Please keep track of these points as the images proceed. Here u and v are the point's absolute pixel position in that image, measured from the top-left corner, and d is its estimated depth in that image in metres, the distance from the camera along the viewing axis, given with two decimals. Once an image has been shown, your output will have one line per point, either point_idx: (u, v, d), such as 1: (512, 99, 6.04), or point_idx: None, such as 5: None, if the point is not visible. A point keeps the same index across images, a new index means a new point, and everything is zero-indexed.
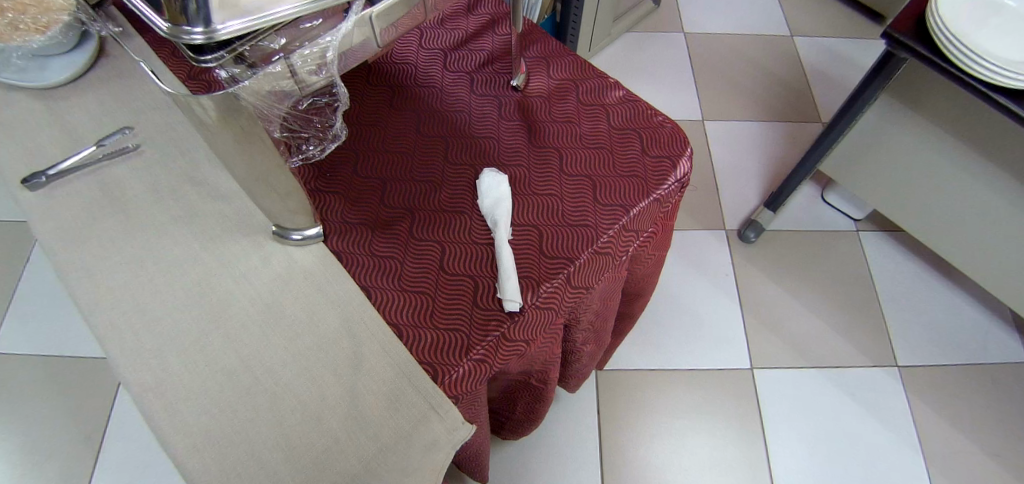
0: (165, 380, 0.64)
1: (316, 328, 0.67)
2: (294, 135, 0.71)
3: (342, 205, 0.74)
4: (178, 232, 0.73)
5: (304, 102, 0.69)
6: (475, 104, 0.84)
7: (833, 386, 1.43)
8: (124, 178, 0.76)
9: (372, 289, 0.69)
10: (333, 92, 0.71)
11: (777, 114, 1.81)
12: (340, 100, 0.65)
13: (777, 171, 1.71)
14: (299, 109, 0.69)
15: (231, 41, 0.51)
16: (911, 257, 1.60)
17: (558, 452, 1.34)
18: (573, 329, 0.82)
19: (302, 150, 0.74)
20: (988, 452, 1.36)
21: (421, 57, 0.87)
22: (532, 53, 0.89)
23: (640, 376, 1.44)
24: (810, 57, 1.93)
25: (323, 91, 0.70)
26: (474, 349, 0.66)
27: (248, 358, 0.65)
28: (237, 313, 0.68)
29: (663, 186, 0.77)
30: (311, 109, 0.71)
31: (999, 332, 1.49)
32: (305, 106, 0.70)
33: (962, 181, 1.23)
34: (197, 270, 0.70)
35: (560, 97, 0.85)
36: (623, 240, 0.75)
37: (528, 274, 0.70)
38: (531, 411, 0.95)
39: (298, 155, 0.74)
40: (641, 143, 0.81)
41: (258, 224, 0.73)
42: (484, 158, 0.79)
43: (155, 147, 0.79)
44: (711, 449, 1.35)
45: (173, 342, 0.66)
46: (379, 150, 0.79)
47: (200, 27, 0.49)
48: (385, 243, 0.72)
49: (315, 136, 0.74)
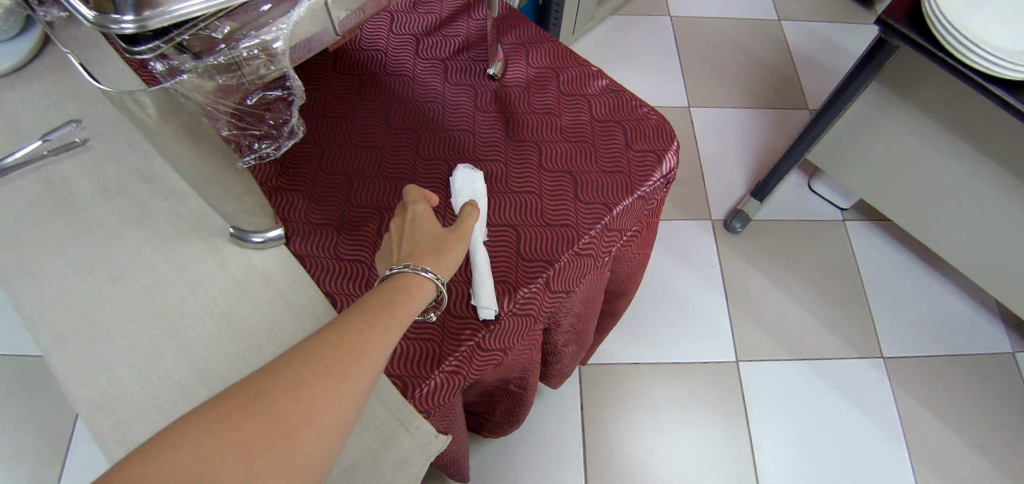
0: (115, 397, 0.60)
1: (276, 340, 0.62)
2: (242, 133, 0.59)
3: (306, 205, 0.69)
4: (129, 234, 0.68)
5: (252, 97, 0.55)
6: (448, 94, 0.79)
7: (818, 378, 1.42)
8: (71, 177, 0.71)
9: (338, 295, 0.64)
10: (286, 85, 0.57)
11: (763, 100, 1.77)
12: (297, 106, 0.59)
13: (763, 159, 1.67)
14: (247, 105, 0.56)
15: (167, 29, 0.44)
16: (895, 246, 1.58)
17: (542, 447, 1.32)
18: (552, 333, 0.78)
19: (254, 149, 0.63)
20: (971, 444, 1.35)
21: (392, 43, 0.82)
22: (511, 40, 0.84)
23: (624, 370, 1.41)
24: (799, 44, 1.89)
25: (275, 83, 0.57)
26: (446, 361, 0.61)
27: (204, 371, 0.61)
28: (194, 323, 0.63)
29: (648, 183, 0.73)
30: (262, 104, 0.58)
31: (982, 322, 1.48)
32: (254, 102, 0.56)
33: (952, 172, 1.20)
34: (150, 275, 0.66)
35: (539, 87, 0.80)
36: (606, 240, 0.71)
37: (504, 279, 0.65)
38: (510, 414, 0.91)
39: (250, 154, 0.63)
40: (625, 136, 0.76)
41: (216, 225, 0.69)
42: (459, 152, 0.74)
43: (104, 141, 0.73)
44: (694, 443, 1.33)
45: (124, 353, 0.62)
46: (345, 144, 0.74)
47: (130, 15, 0.42)
48: (351, 245, 0.67)
49: (269, 133, 0.63)
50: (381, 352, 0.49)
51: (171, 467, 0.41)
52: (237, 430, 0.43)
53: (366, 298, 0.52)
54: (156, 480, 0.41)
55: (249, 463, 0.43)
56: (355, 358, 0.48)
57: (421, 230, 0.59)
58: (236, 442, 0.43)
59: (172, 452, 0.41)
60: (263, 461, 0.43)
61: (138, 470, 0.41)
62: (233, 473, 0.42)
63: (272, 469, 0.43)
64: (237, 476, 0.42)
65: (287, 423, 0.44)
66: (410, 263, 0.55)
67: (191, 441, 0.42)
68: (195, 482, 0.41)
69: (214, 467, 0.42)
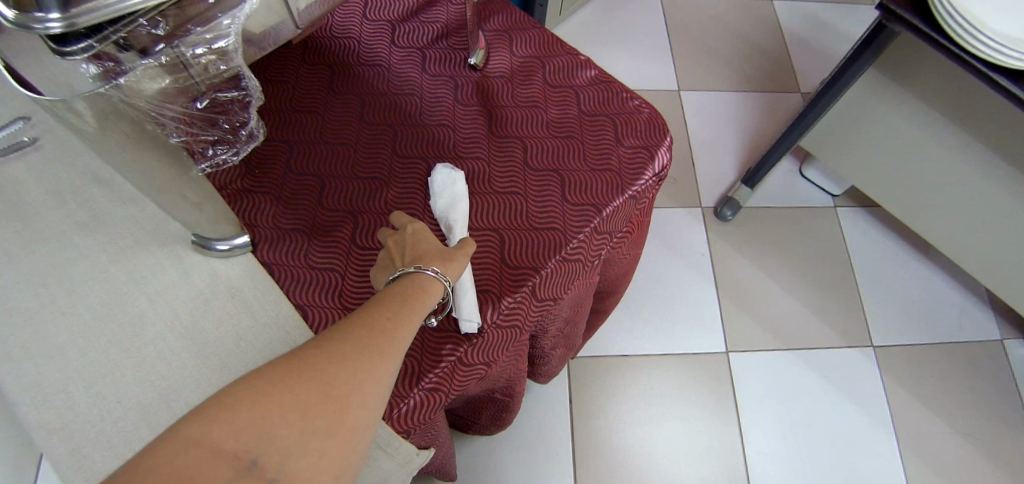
0: (71, 421, 0.55)
1: (243, 357, 0.58)
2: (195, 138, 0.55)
3: (273, 208, 0.65)
4: (84, 242, 0.63)
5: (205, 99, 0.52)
6: (426, 86, 0.74)
7: (808, 368, 1.40)
8: (22, 181, 0.66)
9: (309, 307, 0.60)
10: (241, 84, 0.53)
11: (754, 83, 1.73)
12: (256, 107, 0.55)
13: (754, 144, 1.64)
14: (197, 108, 0.52)
15: (101, 26, 0.39)
16: (887, 233, 1.55)
17: (531, 443, 1.29)
18: (539, 338, 0.75)
19: (209, 155, 0.61)
20: (961, 433, 1.34)
21: (365, 30, 0.77)
22: (493, 26, 0.79)
23: (613, 362, 1.38)
24: (790, 24, 1.84)
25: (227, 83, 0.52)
26: (426, 378, 0.57)
27: (166, 392, 0.56)
28: (154, 339, 0.59)
29: (640, 182, 0.69)
30: (215, 106, 0.54)
31: (972, 310, 1.47)
32: (206, 104, 0.52)
33: (948, 160, 1.17)
34: (107, 287, 0.61)
35: (523, 78, 0.75)
36: (595, 243, 0.67)
37: (487, 287, 0.61)
38: (496, 418, 0.88)
39: (205, 161, 0.61)
40: (615, 131, 0.72)
41: (178, 231, 0.64)
42: (438, 149, 0.69)
43: (56, 140, 0.68)
44: (684, 435, 1.31)
45: (79, 373, 0.57)
46: (316, 141, 0.69)
47: (55, 12, 0.37)
48: (322, 251, 0.63)
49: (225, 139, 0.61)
50: (411, 332, 0.50)
51: (232, 426, 0.41)
52: (290, 393, 0.43)
53: (390, 288, 0.53)
54: (213, 440, 0.40)
55: (304, 426, 0.43)
56: (391, 336, 0.49)
57: (426, 235, 0.58)
58: (290, 404, 0.43)
59: (231, 412, 0.41)
60: (316, 424, 0.43)
61: (199, 428, 0.40)
62: (289, 433, 0.42)
63: (325, 433, 0.43)
64: (293, 438, 0.42)
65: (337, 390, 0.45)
66: (418, 263, 0.55)
67: (249, 403, 0.42)
68: (253, 441, 0.41)
69: (272, 427, 0.42)
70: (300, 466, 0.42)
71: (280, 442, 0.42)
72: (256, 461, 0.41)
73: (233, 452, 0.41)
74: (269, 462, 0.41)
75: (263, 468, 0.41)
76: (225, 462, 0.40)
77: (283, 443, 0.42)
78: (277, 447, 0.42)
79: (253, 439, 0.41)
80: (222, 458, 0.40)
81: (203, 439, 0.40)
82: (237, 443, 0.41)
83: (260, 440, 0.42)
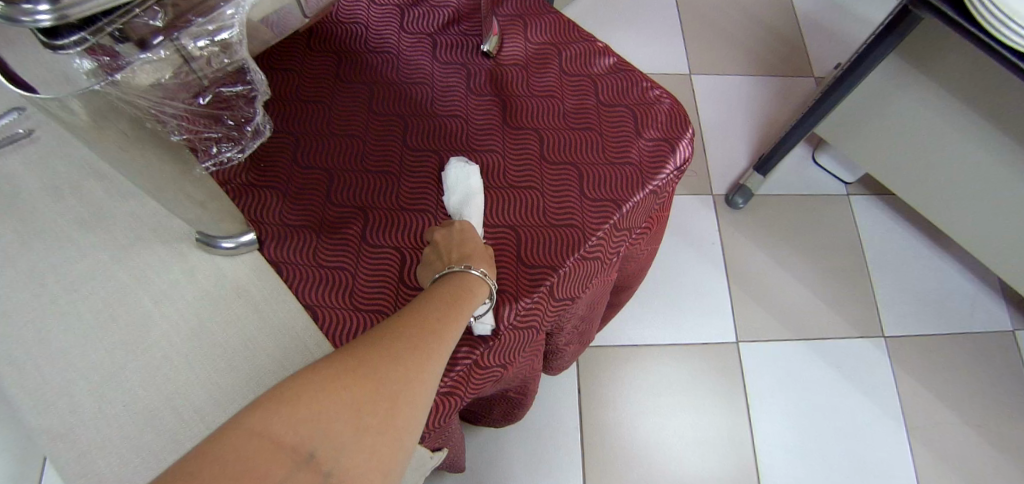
0: (73, 427, 0.53)
1: (250, 361, 0.56)
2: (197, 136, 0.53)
3: (280, 204, 0.62)
4: (84, 240, 0.61)
5: (207, 95, 0.50)
6: (438, 74, 0.71)
7: (820, 359, 1.38)
8: (18, 174, 0.64)
9: (319, 307, 0.58)
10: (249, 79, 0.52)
11: (767, 66, 1.69)
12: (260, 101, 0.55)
13: (766, 130, 1.61)
14: (200, 104, 0.50)
15: (94, 18, 0.36)
16: (900, 221, 1.53)
17: (539, 434, 1.28)
18: (554, 336, 0.73)
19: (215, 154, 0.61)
20: (972, 425, 1.33)
21: (373, 14, 0.73)
22: (507, 11, 0.76)
23: (623, 352, 1.36)
24: (804, 6, 1.79)
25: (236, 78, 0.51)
26: (441, 382, 0.55)
27: (172, 396, 0.55)
28: (159, 341, 0.57)
29: (661, 176, 0.66)
30: (220, 103, 0.52)
31: (986, 300, 1.45)
32: (208, 100, 0.50)
33: (968, 149, 1.14)
34: (109, 286, 0.59)
35: (539, 66, 0.72)
36: (615, 240, 0.65)
37: (504, 287, 0.59)
38: (507, 414, 0.87)
39: (210, 159, 0.61)
40: (635, 122, 0.69)
41: (181, 228, 0.61)
42: (451, 142, 0.67)
43: (52, 133, 0.66)
44: (694, 426, 1.30)
45: (82, 377, 0.55)
46: (324, 133, 0.66)
47: (44, 3, 0.34)
48: (332, 249, 0.60)
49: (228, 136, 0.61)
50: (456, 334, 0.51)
51: (291, 417, 0.40)
52: (346, 388, 0.43)
53: (431, 291, 0.53)
54: (270, 430, 0.39)
55: (358, 420, 0.42)
56: (437, 336, 0.49)
57: (473, 234, 0.59)
58: (345, 399, 0.42)
59: (291, 404, 0.41)
60: (370, 419, 0.43)
61: (257, 419, 0.40)
62: (346, 426, 0.42)
63: (377, 429, 0.43)
64: (347, 432, 0.41)
65: (390, 388, 0.44)
66: (466, 263, 0.55)
67: (308, 395, 0.42)
68: (309, 433, 0.40)
69: (328, 419, 0.41)
70: (353, 462, 0.41)
71: (336, 435, 0.41)
72: (313, 455, 0.40)
73: (290, 445, 0.40)
74: (325, 456, 0.40)
75: (319, 462, 0.40)
76: (284, 454, 0.39)
77: (338, 437, 0.41)
78: (332, 441, 0.41)
79: (310, 432, 0.40)
80: (281, 450, 0.39)
81: (263, 430, 0.39)
82: (295, 435, 0.40)
83: (317, 432, 0.41)
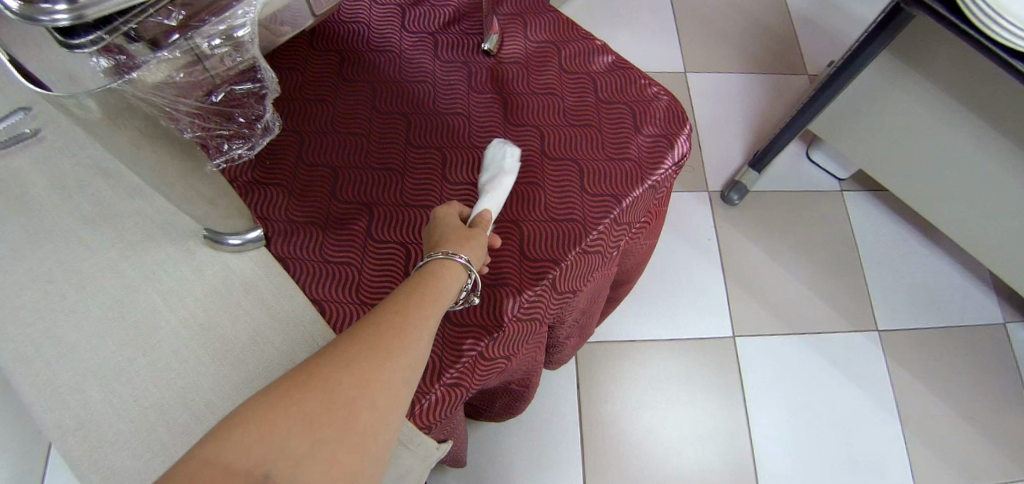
0: (85, 422, 0.54)
1: (258, 355, 0.57)
2: (211, 134, 0.52)
3: (286, 201, 0.63)
4: (92, 238, 0.62)
5: (218, 94, 0.49)
6: (440, 73, 0.72)
7: (815, 352, 1.40)
8: (26, 173, 0.65)
9: (326, 302, 0.59)
10: (259, 76, 0.51)
11: (760, 64, 1.71)
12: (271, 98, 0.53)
13: (760, 127, 1.62)
14: (212, 102, 0.49)
15: (110, 18, 0.37)
16: (893, 216, 1.55)
17: (539, 429, 1.29)
18: (556, 329, 0.74)
19: (227, 150, 0.57)
20: (965, 416, 1.35)
21: (374, 14, 0.74)
22: (506, 10, 0.77)
23: (621, 347, 1.38)
24: (797, 5, 1.81)
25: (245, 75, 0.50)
26: (447, 373, 0.56)
27: (183, 391, 0.56)
28: (168, 337, 0.58)
29: (659, 172, 0.68)
30: (231, 101, 0.51)
31: (977, 293, 1.47)
32: (220, 98, 0.49)
33: (959, 145, 1.16)
34: (118, 284, 0.60)
35: (539, 64, 0.74)
36: (615, 234, 0.66)
37: (507, 280, 0.60)
38: (509, 407, 0.88)
39: (221, 156, 0.56)
40: (633, 119, 0.70)
41: (189, 226, 0.62)
42: (454, 139, 0.68)
43: (58, 132, 0.66)
44: (691, 420, 1.32)
45: (93, 372, 0.56)
46: (328, 131, 0.67)
47: (62, 3, 0.35)
48: (338, 245, 0.61)
49: (240, 132, 0.56)
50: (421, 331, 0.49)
51: (242, 442, 0.40)
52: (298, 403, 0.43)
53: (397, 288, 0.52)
54: (223, 456, 0.40)
55: (314, 433, 0.42)
56: (397, 335, 0.47)
57: (450, 218, 0.58)
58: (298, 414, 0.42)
59: (242, 428, 0.41)
60: (326, 432, 0.42)
61: (210, 448, 0.40)
62: (299, 443, 0.41)
63: (335, 440, 0.42)
64: (302, 447, 0.41)
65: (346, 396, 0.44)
66: (448, 250, 0.54)
67: (259, 415, 0.41)
68: (264, 454, 0.40)
69: (282, 437, 0.41)
70: (311, 477, 0.41)
71: (289, 454, 0.41)
72: (268, 476, 0.40)
73: (245, 468, 0.40)
74: (281, 474, 0.40)
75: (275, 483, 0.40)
76: (236, 479, 0.39)
77: (292, 454, 0.41)
78: (287, 459, 0.41)
79: (262, 454, 0.40)
80: (235, 475, 0.39)
81: (214, 458, 0.39)
82: (248, 458, 0.40)
83: (270, 453, 0.41)
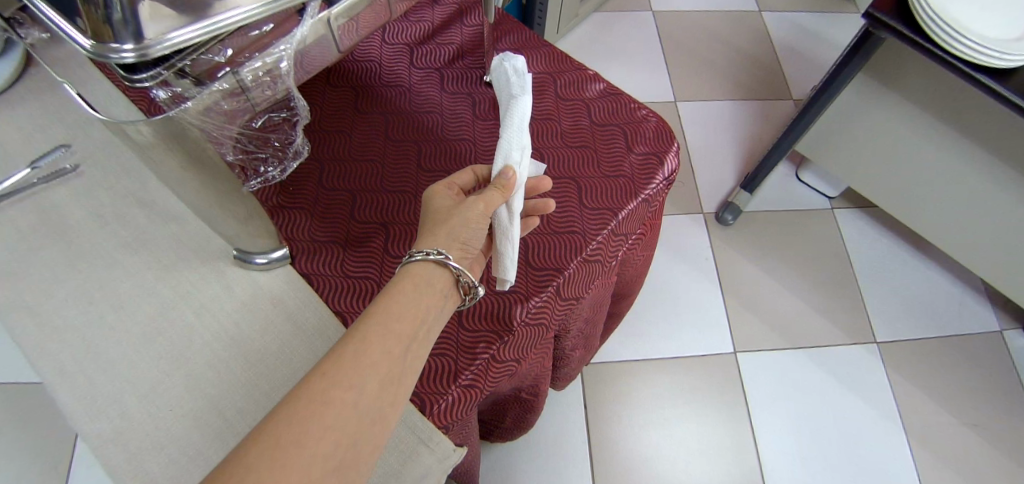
0: (125, 430, 0.58)
1: (286, 364, 0.61)
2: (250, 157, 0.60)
3: (309, 223, 0.69)
4: (129, 262, 0.67)
5: (257, 120, 0.56)
6: (446, 103, 0.78)
7: (816, 366, 1.43)
8: (66, 205, 0.70)
9: (348, 312, 0.64)
10: (291, 106, 0.57)
11: (748, 91, 1.79)
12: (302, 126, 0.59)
13: (750, 150, 1.69)
14: (253, 128, 0.56)
15: (168, 55, 0.44)
16: (884, 231, 1.60)
17: (549, 449, 1.31)
18: (562, 338, 0.78)
19: (261, 172, 0.63)
20: (967, 424, 1.38)
21: (385, 53, 0.81)
22: (505, 45, 0.84)
23: (625, 367, 1.41)
24: (780, 35, 1.90)
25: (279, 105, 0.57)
26: (463, 375, 0.61)
27: (216, 399, 0.60)
28: (201, 350, 0.62)
29: (651, 185, 0.73)
30: (268, 126, 0.59)
31: (971, 303, 1.51)
32: (260, 124, 0.57)
33: (938, 159, 1.21)
34: (154, 303, 0.64)
35: (537, 92, 0.80)
36: (613, 245, 0.71)
37: (515, 289, 0.65)
38: (520, 420, 0.92)
39: (257, 177, 0.63)
40: (625, 138, 0.76)
41: (219, 248, 0.68)
42: (460, 163, 0.74)
43: (96, 167, 0.72)
44: (697, 436, 1.34)
45: (132, 385, 0.60)
46: (345, 158, 0.73)
47: (129, 43, 0.42)
48: (357, 261, 0.67)
49: (276, 155, 0.64)
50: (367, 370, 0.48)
51: None
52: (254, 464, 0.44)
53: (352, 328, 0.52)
54: None
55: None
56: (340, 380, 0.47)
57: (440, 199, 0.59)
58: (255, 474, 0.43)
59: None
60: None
61: None
62: None
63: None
64: None
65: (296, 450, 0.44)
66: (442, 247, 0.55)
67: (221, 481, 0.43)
68: None
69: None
70: None
71: None
72: None
73: None
74: None
75: None
76: None
77: None
78: None
79: None
80: None
81: None
82: None
83: None
